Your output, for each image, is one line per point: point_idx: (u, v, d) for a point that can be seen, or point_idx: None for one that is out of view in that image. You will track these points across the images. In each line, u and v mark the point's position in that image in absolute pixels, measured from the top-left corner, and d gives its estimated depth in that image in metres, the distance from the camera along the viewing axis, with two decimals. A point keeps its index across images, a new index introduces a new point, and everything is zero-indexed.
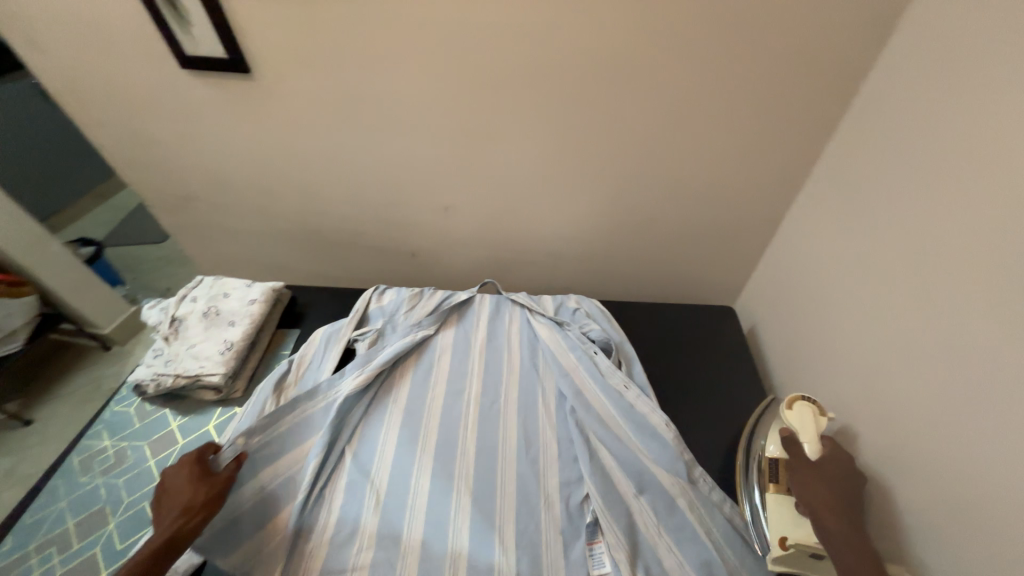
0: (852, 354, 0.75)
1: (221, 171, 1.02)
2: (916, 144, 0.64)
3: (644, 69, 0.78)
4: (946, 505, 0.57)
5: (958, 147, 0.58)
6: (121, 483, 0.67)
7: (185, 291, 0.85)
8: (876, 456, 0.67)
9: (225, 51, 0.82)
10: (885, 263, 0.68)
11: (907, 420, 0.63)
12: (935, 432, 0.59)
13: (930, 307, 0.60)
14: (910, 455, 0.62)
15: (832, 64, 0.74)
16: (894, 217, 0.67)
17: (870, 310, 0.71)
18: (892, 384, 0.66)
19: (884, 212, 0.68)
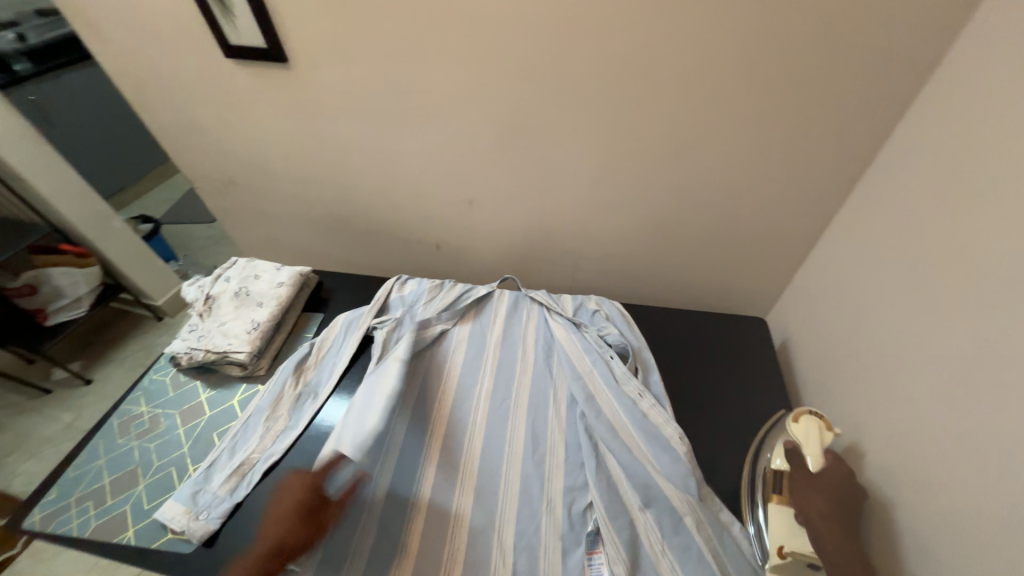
0: (888, 391, 0.63)
1: (265, 159, 1.09)
2: (1000, 143, 0.51)
3: (675, 54, 0.70)
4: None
5: None
6: (152, 447, 0.75)
7: (219, 272, 0.91)
8: (911, 516, 0.56)
9: (264, 40, 0.84)
10: (950, 283, 0.56)
11: (944, 478, 0.52)
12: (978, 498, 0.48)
13: (993, 347, 0.49)
14: (946, 519, 0.52)
15: (903, 47, 0.62)
16: (964, 232, 0.55)
17: (917, 342, 0.59)
18: (934, 435, 0.55)
19: (952, 226, 0.56)
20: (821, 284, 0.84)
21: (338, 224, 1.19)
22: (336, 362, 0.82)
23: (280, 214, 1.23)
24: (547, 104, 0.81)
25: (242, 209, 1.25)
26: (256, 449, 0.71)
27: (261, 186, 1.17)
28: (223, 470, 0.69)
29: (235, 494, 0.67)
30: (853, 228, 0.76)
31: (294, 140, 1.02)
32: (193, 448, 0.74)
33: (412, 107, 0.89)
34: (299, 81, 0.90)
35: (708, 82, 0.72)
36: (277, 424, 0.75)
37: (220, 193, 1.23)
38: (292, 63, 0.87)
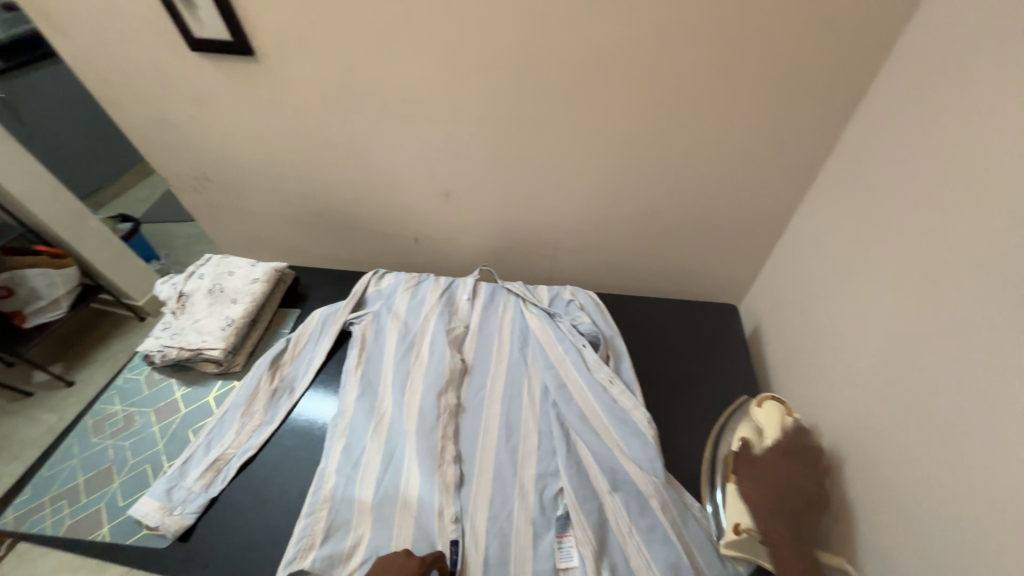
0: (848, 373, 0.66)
1: (238, 155, 1.08)
2: (942, 130, 0.53)
3: (638, 45, 0.71)
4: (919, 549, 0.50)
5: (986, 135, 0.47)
6: (126, 445, 0.74)
7: (193, 269, 0.91)
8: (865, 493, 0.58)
9: (230, 33, 0.83)
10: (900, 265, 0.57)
11: (892, 451, 0.55)
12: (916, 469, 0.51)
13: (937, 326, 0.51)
14: (892, 492, 0.54)
15: (860, 35, 0.63)
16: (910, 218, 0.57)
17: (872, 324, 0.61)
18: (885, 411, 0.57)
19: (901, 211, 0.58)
20: (787, 271, 0.86)
21: (316, 220, 1.19)
22: (312, 357, 0.83)
23: (257, 211, 1.22)
24: (515, 94, 0.81)
25: (219, 206, 1.24)
26: (232, 445, 0.72)
27: (237, 184, 1.16)
28: (198, 466, 0.69)
29: (210, 489, 0.68)
30: (818, 214, 0.78)
31: (266, 136, 1.01)
32: (168, 445, 0.74)
33: (382, 101, 0.88)
34: (266, 74, 0.89)
35: (672, 71, 0.73)
36: (253, 419, 0.75)
37: (196, 191, 1.22)
38: (258, 57, 0.87)
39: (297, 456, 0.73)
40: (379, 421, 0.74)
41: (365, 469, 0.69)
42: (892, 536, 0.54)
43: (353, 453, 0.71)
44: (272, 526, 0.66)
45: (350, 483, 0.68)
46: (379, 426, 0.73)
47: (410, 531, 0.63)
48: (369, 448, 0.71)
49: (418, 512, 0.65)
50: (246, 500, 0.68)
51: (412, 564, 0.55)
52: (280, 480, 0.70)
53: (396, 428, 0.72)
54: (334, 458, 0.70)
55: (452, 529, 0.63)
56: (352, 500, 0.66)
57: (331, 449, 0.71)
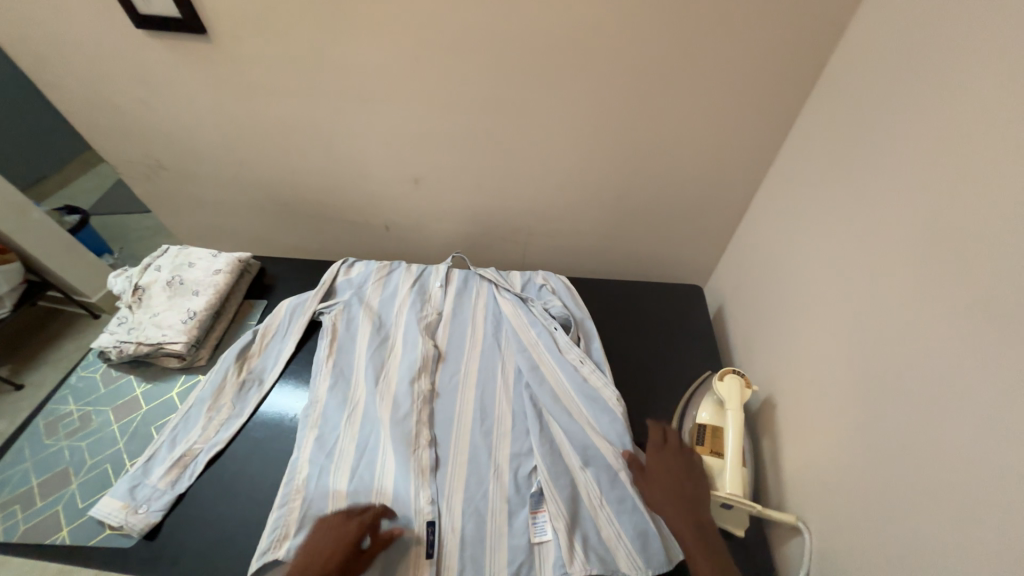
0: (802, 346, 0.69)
1: (192, 141, 1.03)
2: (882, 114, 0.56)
3: (601, 29, 0.71)
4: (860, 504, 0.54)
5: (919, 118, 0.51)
6: (84, 446, 0.71)
7: (149, 261, 0.86)
8: None
9: (179, 9, 0.78)
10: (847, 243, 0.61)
11: None
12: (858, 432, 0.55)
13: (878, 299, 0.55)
14: None
15: (811, 21, 0.66)
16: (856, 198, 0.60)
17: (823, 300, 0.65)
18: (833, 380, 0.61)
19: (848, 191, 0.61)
20: (747, 251, 0.89)
21: (281, 208, 1.15)
22: (281, 349, 0.81)
23: (217, 200, 1.17)
24: (483, 78, 0.81)
25: (176, 196, 1.19)
26: (199, 439, 0.70)
27: (192, 171, 1.10)
28: (163, 463, 0.67)
29: (177, 485, 0.66)
30: (773, 196, 0.81)
31: (223, 120, 0.97)
32: (130, 444, 0.71)
33: (345, 83, 0.86)
34: (220, 55, 0.85)
35: (637, 56, 0.73)
36: (221, 413, 0.73)
37: (149, 178, 1.15)
38: (211, 35, 0.82)
39: (267, 448, 0.72)
40: (352, 411, 0.73)
41: (338, 459, 0.69)
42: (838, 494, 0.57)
43: (326, 442, 0.70)
44: (241, 519, 0.64)
45: (324, 471, 0.67)
46: (352, 415, 0.73)
47: (386, 515, 0.64)
48: (343, 437, 0.71)
49: (393, 497, 0.65)
50: (214, 495, 0.66)
51: (351, 527, 0.59)
52: (250, 474, 0.69)
53: (369, 417, 0.72)
54: (306, 448, 0.70)
55: (429, 510, 0.64)
56: (326, 488, 0.66)
57: (303, 439, 0.70)
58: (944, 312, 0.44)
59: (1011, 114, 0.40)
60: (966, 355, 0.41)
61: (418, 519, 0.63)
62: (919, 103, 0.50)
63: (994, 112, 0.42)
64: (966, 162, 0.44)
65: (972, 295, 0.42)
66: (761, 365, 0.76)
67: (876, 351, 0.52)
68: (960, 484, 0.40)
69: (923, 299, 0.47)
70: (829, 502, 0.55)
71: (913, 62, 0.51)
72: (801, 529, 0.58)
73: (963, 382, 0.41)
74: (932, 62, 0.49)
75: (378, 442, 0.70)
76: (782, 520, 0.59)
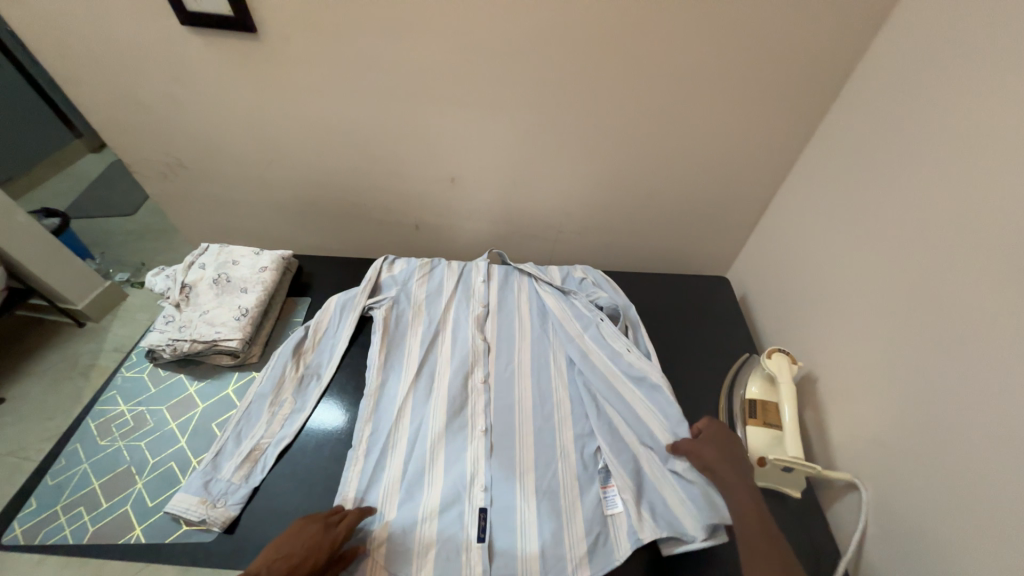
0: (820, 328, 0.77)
1: (220, 139, 1.02)
2: (898, 121, 0.64)
3: (644, 40, 0.77)
4: (883, 464, 0.61)
5: (933, 125, 0.59)
6: (142, 445, 0.71)
7: (191, 259, 0.86)
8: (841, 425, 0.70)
9: (231, 8, 0.78)
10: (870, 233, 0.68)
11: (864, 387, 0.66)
12: (883, 396, 0.62)
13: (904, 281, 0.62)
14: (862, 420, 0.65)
15: (834, 40, 0.74)
16: (871, 194, 0.68)
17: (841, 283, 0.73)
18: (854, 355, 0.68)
19: (864, 188, 0.70)
20: (769, 244, 0.97)
21: (307, 207, 1.14)
22: (334, 345, 0.82)
23: (239, 200, 1.15)
24: (529, 82, 0.85)
25: (193, 195, 1.16)
26: (265, 434, 0.71)
27: (216, 170, 1.08)
28: (232, 458, 0.68)
29: (250, 479, 0.67)
30: (797, 194, 0.89)
31: (257, 120, 0.97)
32: (192, 441, 0.71)
33: (391, 83, 0.88)
34: (265, 55, 0.86)
35: (674, 66, 0.80)
36: (283, 408, 0.74)
37: (166, 178, 1.12)
38: (258, 36, 0.83)
39: (335, 439, 0.73)
40: (403, 403, 0.75)
41: (397, 449, 0.70)
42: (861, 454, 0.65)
43: (388, 434, 0.72)
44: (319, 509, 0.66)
45: (389, 460, 0.69)
46: (404, 408, 0.74)
47: (436, 500, 0.65)
48: (396, 429, 0.72)
49: (447, 484, 0.67)
50: (288, 486, 0.67)
51: (325, 541, 0.57)
52: (321, 465, 0.70)
53: (420, 409, 0.75)
54: (368, 440, 0.71)
55: (481, 497, 0.66)
56: (394, 476, 0.68)
57: (364, 432, 0.71)
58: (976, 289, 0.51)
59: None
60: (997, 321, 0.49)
61: (471, 504, 0.66)
62: (938, 113, 0.58)
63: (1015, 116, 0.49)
64: (991, 157, 0.51)
65: (996, 273, 0.49)
66: (795, 348, 0.83)
67: (911, 323, 0.59)
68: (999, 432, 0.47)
69: (949, 280, 0.54)
70: (878, 460, 0.62)
71: (933, 78, 0.60)
72: (857, 484, 0.64)
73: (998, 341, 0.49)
74: (954, 73, 0.57)
75: (433, 432, 0.72)
76: (837, 478, 0.65)
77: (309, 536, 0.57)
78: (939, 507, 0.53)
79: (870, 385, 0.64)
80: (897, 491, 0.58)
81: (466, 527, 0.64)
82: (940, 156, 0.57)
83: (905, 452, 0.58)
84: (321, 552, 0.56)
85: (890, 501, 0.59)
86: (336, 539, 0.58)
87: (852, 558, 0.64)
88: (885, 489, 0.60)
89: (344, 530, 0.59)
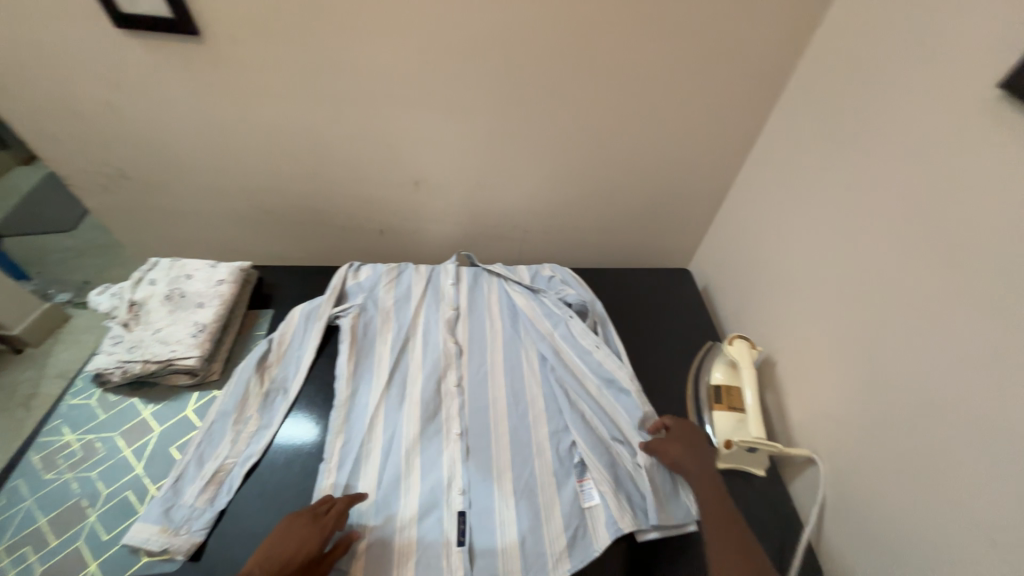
0: (778, 312, 0.81)
1: (167, 147, 0.97)
2: (838, 115, 0.69)
3: (601, 40, 0.79)
4: (840, 438, 0.65)
5: (869, 118, 0.63)
6: (94, 476, 0.67)
7: (139, 276, 0.81)
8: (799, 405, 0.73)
9: (171, 10, 0.75)
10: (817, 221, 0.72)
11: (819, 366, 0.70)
12: (837, 373, 0.66)
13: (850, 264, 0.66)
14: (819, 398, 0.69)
15: (777, 39, 0.78)
16: (818, 185, 0.72)
17: (794, 269, 0.77)
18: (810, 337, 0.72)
19: (812, 179, 0.74)
20: (728, 235, 1.01)
21: (265, 216, 1.10)
22: (300, 358, 0.80)
23: (192, 210, 1.10)
24: (490, 82, 0.85)
25: (140, 207, 1.09)
26: (230, 454, 0.68)
27: (165, 180, 1.03)
28: (194, 481, 0.65)
29: (215, 502, 0.64)
30: (751, 186, 0.93)
31: (207, 126, 0.92)
32: (149, 467, 0.68)
33: (350, 86, 0.86)
34: (213, 58, 0.82)
35: (631, 64, 0.82)
36: (248, 425, 0.71)
37: (109, 190, 1.06)
38: (203, 37, 0.79)
39: (306, 453, 0.71)
40: (375, 411, 0.73)
41: (371, 459, 0.69)
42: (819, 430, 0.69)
43: (360, 444, 0.70)
44: None
45: (363, 471, 0.68)
46: (376, 416, 0.73)
47: (413, 507, 0.65)
48: (369, 439, 0.71)
49: (424, 490, 0.67)
50: (259, 506, 0.64)
51: (314, 531, 0.57)
52: (293, 481, 0.67)
53: (393, 417, 0.73)
54: (341, 451, 0.69)
55: (460, 501, 0.66)
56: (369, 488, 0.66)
57: (336, 444, 0.70)
58: (912, 269, 0.56)
59: (945, 116, 0.53)
60: (933, 297, 0.53)
61: (449, 509, 0.65)
62: (873, 106, 0.62)
63: (936, 108, 0.54)
64: (918, 147, 0.56)
65: (930, 253, 0.54)
66: (755, 334, 0.87)
67: (857, 303, 0.63)
68: (938, 400, 0.51)
69: (890, 261, 0.59)
70: (835, 434, 0.66)
71: (866, 74, 0.64)
72: (816, 459, 0.68)
73: (934, 315, 0.53)
74: (884, 69, 0.61)
75: (407, 439, 0.71)
76: (797, 455, 0.69)
77: (297, 531, 0.57)
78: (891, 474, 0.57)
79: (825, 364, 0.68)
80: (852, 462, 0.62)
81: (446, 532, 0.63)
82: (876, 146, 0.62)
83: (859, 424, 0.62)
84: (311, 544, 0.56)
85: (845, 472, 0.63)
86: (327, 531, 0.58)
87: (814, 530, 0.68)
88: (841, 461, 0.64)
89: (334, 517, 0.59)
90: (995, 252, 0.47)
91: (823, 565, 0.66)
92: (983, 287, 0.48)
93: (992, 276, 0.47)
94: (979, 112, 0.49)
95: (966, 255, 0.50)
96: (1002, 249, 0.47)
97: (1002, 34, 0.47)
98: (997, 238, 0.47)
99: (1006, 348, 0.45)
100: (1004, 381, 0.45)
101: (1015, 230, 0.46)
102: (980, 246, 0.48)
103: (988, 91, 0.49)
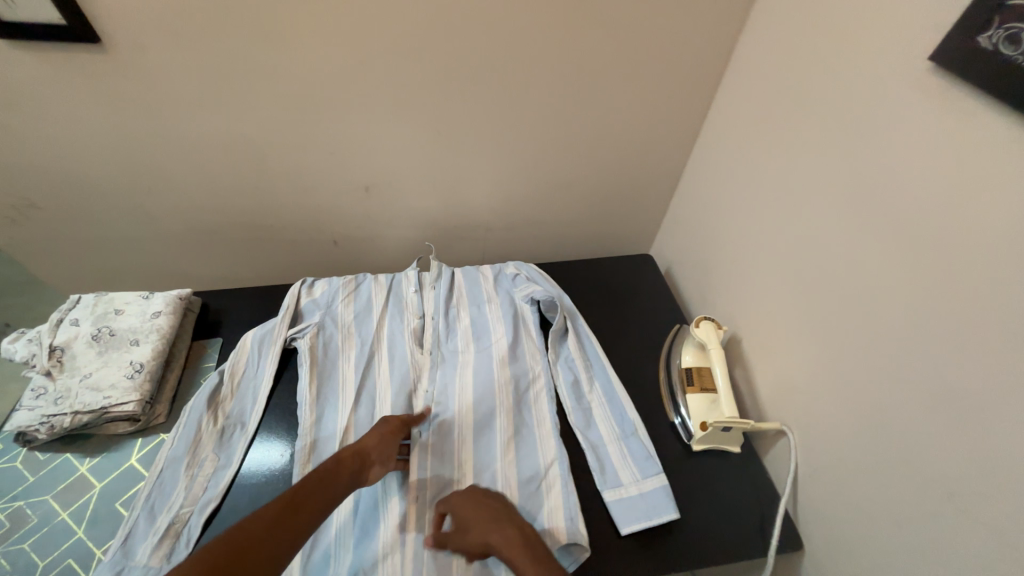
0: (737, 291, 0.83)
1: (79, 170, 0.87)
2: (781, 93, 0.70)
3: (543, 29, 0.77)
4: (806, 409, 0.67)
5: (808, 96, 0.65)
6: (28, 547, 0.59)
7: (60, 317, 0.73)
8: (765, 381, 0.75)
9: (59, 14, 0.66)
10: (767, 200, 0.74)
11: (779, 342, 0.72)
12: (798, 347, 0.68)
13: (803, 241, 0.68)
14: (784, 373, 0.71)
15: (716, 21, 0.78)
16: (766, 164, 0.74)
17: (751, 247, 0.78)
18: (769, 313, 0.74)
19: (760, 158, 0.75)
20: (685, 218, 1.02)
21: (204, 236, 1.02)
22: (256, 388, 0.74)
23: (119, 238, 1.00)
24: (434, 80, 0.82)
25: (57, 238, 0.98)
26: (185, 503, 0.63)
27: (82, 206, 0.92)
28: (147, 539, 0.59)
29: (173, 558, 0.58)
30: (702, 168, 0.94)
31: (123, 143, 0.83)
32: (92, 529, 0.61)
33: (280, 89, 0.80)
34: (119, 67, 0.74)
35: (576, 54, 0.81)
36: (203, 468, 0.66)
37: (16, 223, 0.94)
38: (105, 45, 0.71)
39: (273, 490, 0.66)
40: (345, 435, 0.69)
41: None
42: (786, 402, 0.71)
43: None
44: None
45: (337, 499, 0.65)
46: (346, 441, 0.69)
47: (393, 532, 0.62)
48: None
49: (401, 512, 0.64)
50: None
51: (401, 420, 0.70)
52: None
53: None
54: None
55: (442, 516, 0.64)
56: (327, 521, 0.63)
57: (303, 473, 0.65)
58: (860, 242, 0.58)
59: (880, 90, 0.54)
60: (881, 268, 0.55)
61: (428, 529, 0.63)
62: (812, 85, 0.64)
63: (871, 81, 0.55)
64: (858, 123, 0.57)
65: (874, 226, 0.56)
66: (719, 314, 0.89)
67: (812, 278, 0.65)
68: (893, 367, 0.54)
69: (840, 236, 0.60)
70: (801, 406, 0.68)
71: (803, 53, 0.65)
72: (786, 431, 0.70)
73: (885, 285, 0.55)
74: (820, 47, 0.62)
75: None
76: (769, 428, 0.71)
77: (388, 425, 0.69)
78: (853, 439, 0.59)
79: (786, 339, 0.70)
80: (818, 431, 0.65)
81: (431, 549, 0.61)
82: (817, 124, 0.63)
83: (821, 393, 0.64)
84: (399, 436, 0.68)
85: (812, 441, 0.66)
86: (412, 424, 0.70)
87: (789, 499, 0.70)
88: (808, 429, 0.67)
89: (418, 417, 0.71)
90: (938, 221, 0.49)
91: (800, 531, 0.69)
92: (928, 254, 0.50)
93: (937, 244, 0.49)
94: (911, 85, 0.51)
95: (909, 225, 0.52)
96: (944, 215, 0.48)
97: (924, 6, 0.49)
98: (936, 208, 0.49)
99: (953, 312, 0.47)
100: (953, 342, 0.47)
101: (954, 198, 0.47)
102: (924, 214, 0.50)
103: (919, 62, 0.50)
